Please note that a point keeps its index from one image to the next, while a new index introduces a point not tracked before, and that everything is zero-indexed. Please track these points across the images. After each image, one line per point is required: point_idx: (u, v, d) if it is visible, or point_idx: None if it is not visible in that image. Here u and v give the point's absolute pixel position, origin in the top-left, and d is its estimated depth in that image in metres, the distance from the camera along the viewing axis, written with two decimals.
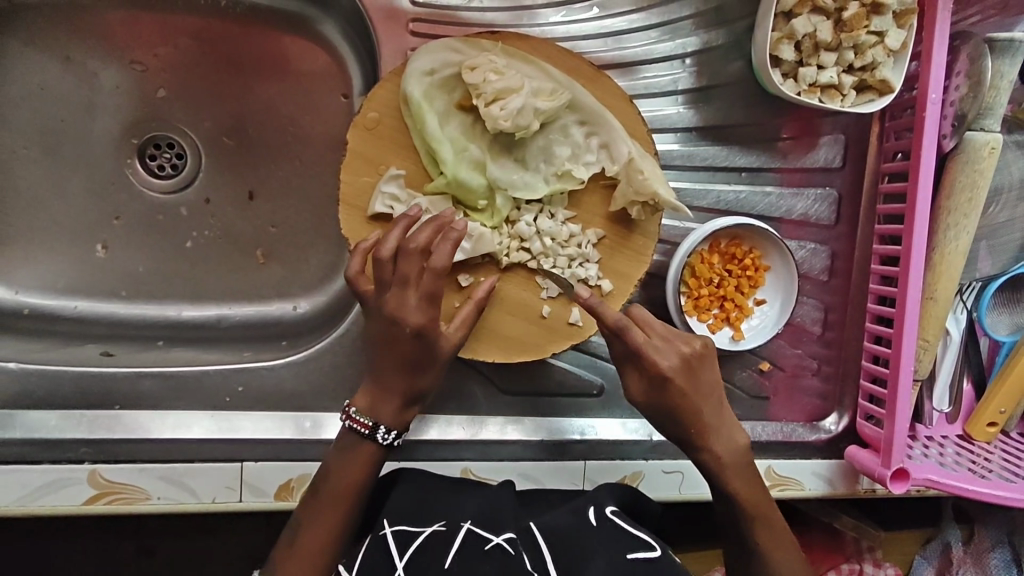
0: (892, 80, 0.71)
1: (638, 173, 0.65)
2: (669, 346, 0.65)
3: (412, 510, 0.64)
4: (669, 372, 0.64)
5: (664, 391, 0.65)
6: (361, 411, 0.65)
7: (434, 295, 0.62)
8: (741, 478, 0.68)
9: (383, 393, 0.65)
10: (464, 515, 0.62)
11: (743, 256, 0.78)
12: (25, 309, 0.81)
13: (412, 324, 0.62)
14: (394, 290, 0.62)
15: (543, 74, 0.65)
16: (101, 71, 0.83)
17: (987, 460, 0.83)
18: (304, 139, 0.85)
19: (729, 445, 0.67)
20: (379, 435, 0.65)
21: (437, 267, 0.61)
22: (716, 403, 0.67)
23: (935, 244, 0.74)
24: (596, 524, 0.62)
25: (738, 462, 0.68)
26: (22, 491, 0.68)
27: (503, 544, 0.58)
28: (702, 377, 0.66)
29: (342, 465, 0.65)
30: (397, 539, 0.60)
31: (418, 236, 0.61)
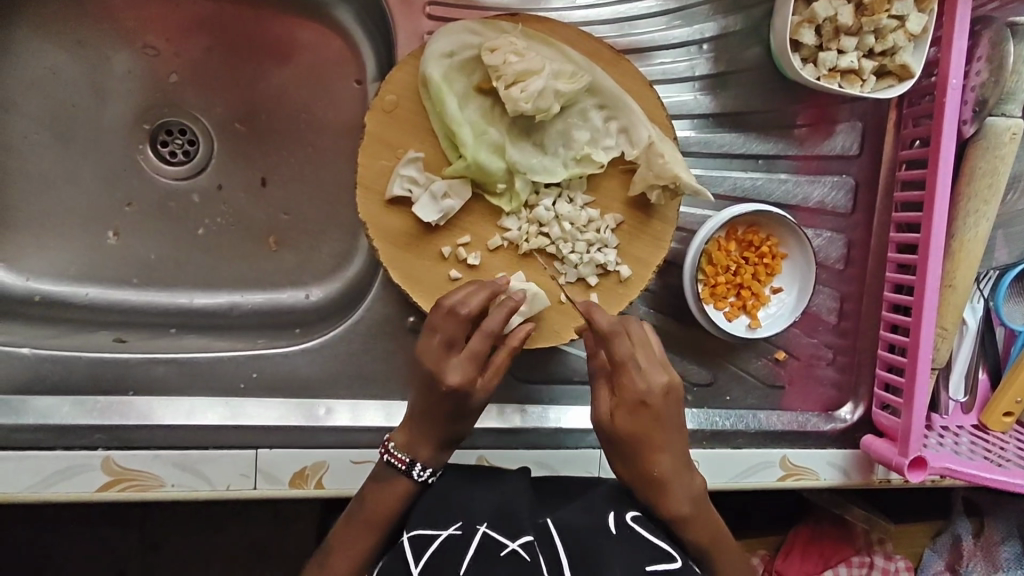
0: (913, 65, 0.70)
1: (658, 157, 0.65)
2: (649, 371, 0.63)
3: (432, 509, 0.63)
4: (644, 395, 0.61)
5: (632, 415, 0.62)
6: (398, 445, 0.66)
7: (478, 356, 0.62)
8: (703, 529, 0.64)
9: (422, 435, 0.65)
10: (480, 515, 0.60)
11: (761, 243, 0.78)
12: (36, 296, 0.80)
13: (449, 382, 0.61)
14: (434, 344, 0.62)
15: (563, 57, 0.65)
16: (114, 56, 0.82)
17: (1003, 449, 0.82)
18: (317, 126, 0.85)
19: (689, 497, 0.63)
20: (416, 473, 0.65)
21: (485, 330, 0.62)
22: (682, 449, 0.63)
23: (954, 230, 0.74)
24: (617, 531, 0.59)
25: (700, 515, 0.64)
26: (36, 478, 0.68)
27: (519, 551, 0.56)
28: (674, 415, 0.63)
29: (377, 494, 0.65)
30: (414, 546, 0.59)
31: (466, 300, 0.62)
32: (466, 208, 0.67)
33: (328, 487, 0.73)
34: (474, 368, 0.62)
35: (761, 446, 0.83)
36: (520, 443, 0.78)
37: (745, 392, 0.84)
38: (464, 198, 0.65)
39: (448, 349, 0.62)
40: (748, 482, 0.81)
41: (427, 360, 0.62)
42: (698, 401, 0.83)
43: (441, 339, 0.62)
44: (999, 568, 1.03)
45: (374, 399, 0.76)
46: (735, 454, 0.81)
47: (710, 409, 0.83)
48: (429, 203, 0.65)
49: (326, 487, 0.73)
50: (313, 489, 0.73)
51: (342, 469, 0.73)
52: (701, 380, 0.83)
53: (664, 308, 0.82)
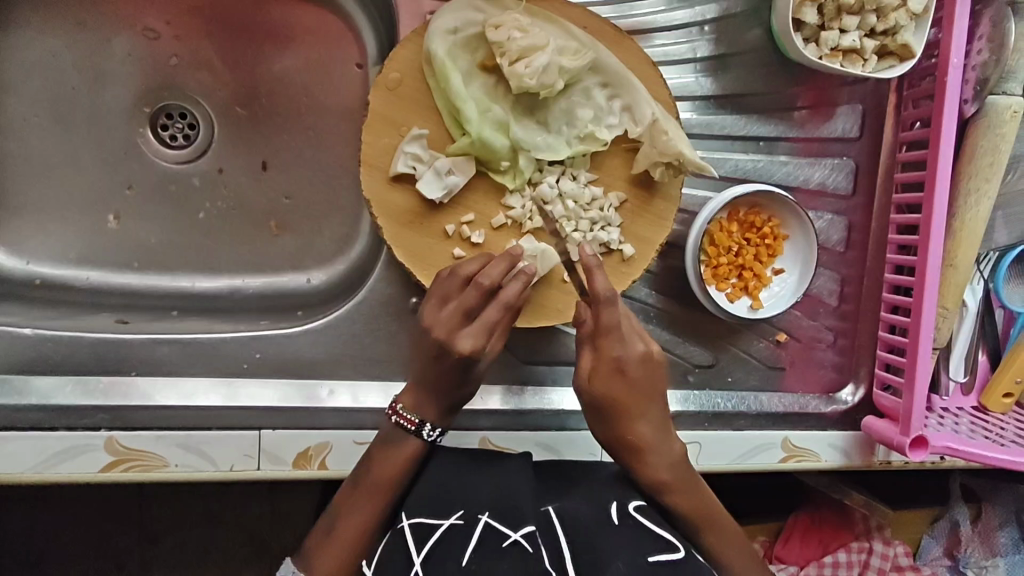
0: (913, 45, 0.71)
1: (661, 134, 0.65)
2: (630, 340, 0.64)
3: (434, 497, 0.64)
4: (622, 361, 0.63)
5: (610, 382, 0.64)
6: (407, 408, 0.67)
7: (493, 324, 0.62)
8: (685, 496, 0.66)
9: (427, 394, 0.66)
10: (480, 503, 0.62)
11: (762, 224, 0.78)
12: (35, 280, 0.80)
13: (462, 350, 0.61)
14: (446, 314, 0.62)
15: (567, 34, 0.65)
16: (114, 38, 0.82)
17: (1002, 429, 0.83)
18: (319, 109, 0.84)
19: (668, 463, 0.65)
20: (426, 432, 0.67)
21: (502, 301, 0.62)
22: (659, 413, 0.66)
23: (956, 210, 0.74)
24: (619, 522, 0.61)
25: (681, 479, 0.66)
26: (38, 458, 0.67)
27: (520, 541, 0.58)
28: (654, 382, 0.65)
29: (387, 455, 0.67)
30: (416, 534, 0.60)
31: (485, 271, 0.62)
32: (470, 186, 0.67)
33: (331, 469, 0.73)
34: (486, 337, 0.62)
35: (763, 427, 0.84)
36: (522, 424, 0.78)
37: (747, 374, 0.85)
38: (469, 175, 0.66)
39: (462, 318, 0.62)
40: (751, 463, 0.81)
41: (437, 329, 0.62)
42: (700, 383, 0.83)
43: (453, 308, 0.62)
44: (996, 553, 1.06)
45: (377, 381, 0.76)
46: (738, 436, 0.81)
47: (712, 391, 0.83)
48: (434, 180, 0.65)
49: (329, 468, 0.73)
50: (317, 470, 0.73)
51: (346, 450, 0.73)
52: (702, 362, 0.83)
53: (666, 291, 0.82)
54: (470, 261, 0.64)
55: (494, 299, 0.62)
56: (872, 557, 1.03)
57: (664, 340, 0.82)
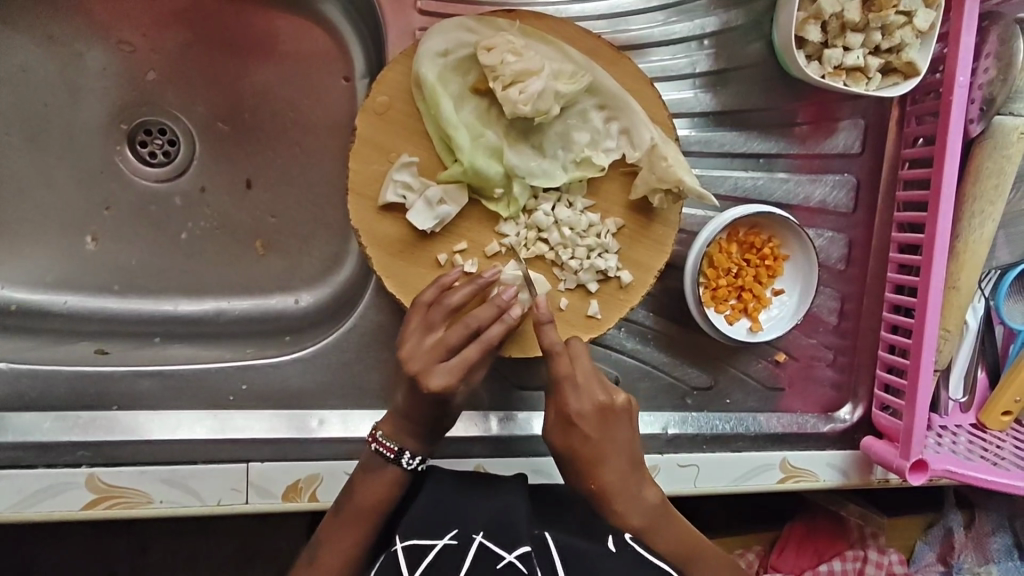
0: (918, 62, 0.69)
1: (660, 159, 0.63)
2: (586, 390, 0.62)
3: (425, 517, 0.62)
4: (575, 414, 0.62)
5: (568, 434, 0.62)
6: (387, 435, 0.66)
7: (471, 364, 0.60)
8: (665, 538, 0.64)
9: (407, 422, 0.65)
10: (475, 524, 0.60)
11: (762, 245, 0.76)
12: (11, 305, 0.77)
13: (435, 387, 0.59)
14: (427, 345, 0.60)
15: (563, 56, 0.63)
16: (88, 52, 0.79)
17: (1000, 448, 0.82)
18: (304, 124, 0.81)
19: (639, 507, 0.63)
20: (405, 460, 0.65)
21: (485, 342, 0.60)
22: (627, 461, 0.63)
23: (959, 232, 0.73)
24: (617, 550, 0.60)
25: (655, 520, 0.64)
26: (17, 497, 0.65)
27: (515, 563, 0.55)
28: (616, 431, 0.63)
29: (366, 483, 0.65)
30: (408, 555, 0.58)
31: (475, 313, 0.60)
32: (462, 214, 0.64)
33: (322, 501, 0.71)
34: (461, 376, 0.59)
35: (761, 448, 0.82)
36: (517, 451, 0.76)
37: (746, 394, 0.83)
38: (461, 204, 0.63)
39: (441, 354, 0.60)
40: (748, 485, 0.80)
41: (414, 360, 0.59)
42: (698, 405, 0.82)
43: (436, 342, 0.60)
44: (990, 561, 1.06)
45: (367, 409, 0.74)
46: (736, 457, 0.79)
47: (711, 413, 0.82)
48: (424, 210, 0.62)
49: (320, 500, 0.71)
50: (307, 503, 0.71)
51: (337, 482, 0.71)
52: (700, 383, 0.82)
53: (663, 312, 0.80)
54: (461, 289, 0.61)
55: (476, 338, 0.60)
56: (867, 566, 1.02)
57: (660, 362, 0.80)
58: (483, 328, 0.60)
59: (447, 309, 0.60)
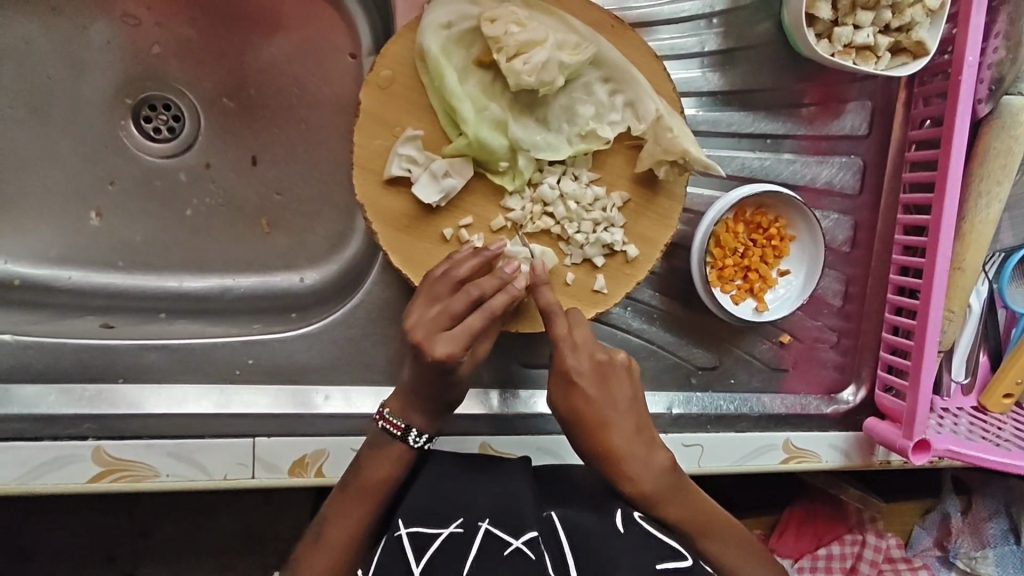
0: (928, 42, 0.69)
1: (666, 130, 0.63)
2: (585, 348, 0.63)
3: (428, 504, 0.62)
4: (575, 372, 0.62)
5: (571, 396, 0.62)
6: (394, 412, 0.65)
7: (474, 332, 0.59)
8: (678, 507, 0.64)
9: (413, 401, 0.64)
10: (481, 510, 0.61)
11: (768, 225, 0.76)
12: (15, 279, 0.77)
13: (438, 356, 0.59)
14: (431, 314, 0.60)
15: (567, 27, 0.62)
16: (92, 26, 0.78)
17: (1001, 429, 0.82)
18: (310, 101, 0.81)
19: (651, 474, 0.62)
20: (411, 437, 0.65)
21: (488, 310, 0.60)
22: (630, 420, 0.63)
23: (965, 213, 0.73)
24: (625, 530, 0.61)
25: (669, 489, 0.63)
26: (22, 470, 0.65)
27: (522, 549, 0.58)
28: (616, 388, 0.63)
29: (374, 461, 0.65)
30: (415, 543, 0.59)
31: (478, 282, 0.60)
32: (467, 188, 0.64)
33: (328, 477, 0.71)
34: (464, 345, 0.59)
35: (765, 429, 0.83)
36: (523, 429, 0.77)
37: (751, 375, 0.84)
38: (466, 177, 0.63)
39: (444, 322, 0.60)
40: (752, 465, 0.80)
41: (417, 330, 0.60)
42: (702, 385, 0.82)
43: (439, 311, 0.60)
44: (986, 545, 1.05)
45: (373, 385, 0.74)
46: (740, 437, 0.80)
47: (715, 393, 0.82)
48: (430, 184, 0.62)
49: (327, 476, 0.71)
50: (314, 478, 0.71)
51: (343, 458, 0.71)
52: (705, 363, 0.82)
53: (669, 291, 0.80)
54: (466, 261, 0.61)
55: (478, 306, 0.60)
56: (865, 550, 1.02)
57: (666, 342, 0.81)
58: (486, 297, 0.60)
59: (452, 280, 0.60)
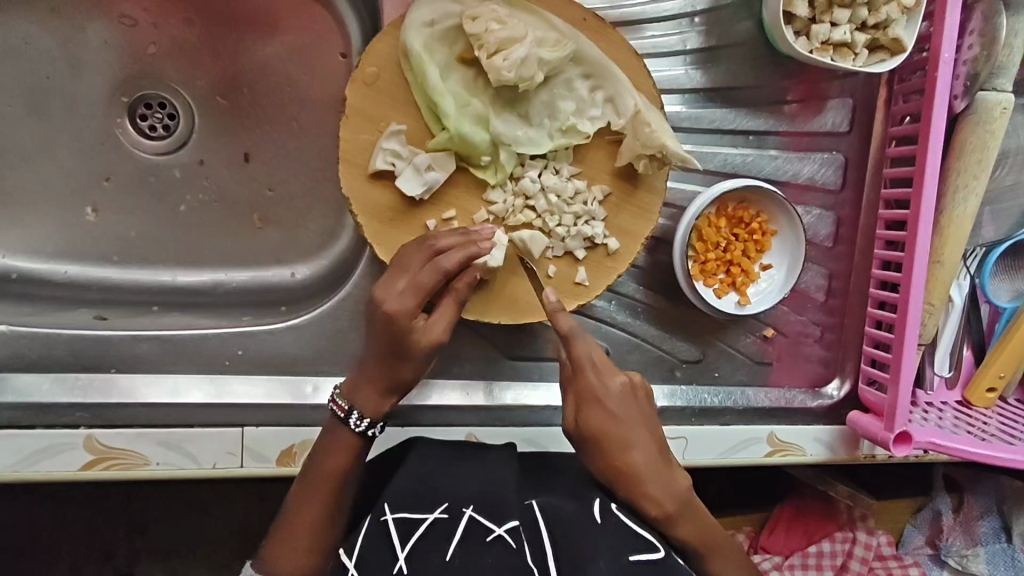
0: (904, 39, 0.71)
1: (644, 125, 0.64)
2: (606, 370, 0.65)
3: (414, 491, 0.64)
4: (599, 393, 0.64)
5: (596, 418, 0.64)
6: (342, 394, 0.66)
7: (424, 287, 0.61)
8: (688, 525, 0.66)
9: (365, 380, 0.65)
10: (466, 497, 0.63)
11: (751, 220, 0.77)
12: (13, 273, 0.79)
13: (387, 309, 0.61)
14: (389, 270, 0.62)
15: (547, 25, 0.64)
16: (89, 26, 0.80)
17: (985, 424, 0.83)
18: (301, 99, 0.82)
19: (670, 494, 0.64)
20: (354, 421, 0.65)
21: (438, 265, 0.61)
22: (652, 441, 0.65)
23: (943, 207, 0.74)
24: (602, 519, 0.61)
25: (683, 509, 0.65)
26: (16, 457, 0.66)
27: (504, 536, 0.59)
28: (638, 410, 0.65)
29: (329, 447, 0.66)
30: (400, 529, 0.60)
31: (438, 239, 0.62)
32: (450, 182, 0.66)
33: None
34: (415, 298, 0.61)
35: (749, 422, 0.84)
36: (509, 420, 0.78)
37: (735, 368, 0.85)
38: (449, 170, 0.65)
39: (398, 278, 0.62)
40: (736, 458, 0.81)
41: (375, 288, 0.62)
42: (687, 378, 0.83)
43: (396, 268, 0.62)
44: (977, 543, 1.05)
45: None
46: (725, 430, 0.81)
47: (699, 386, 0.83)
48: (413, 177, 0.64)
49: None
50: (302, 468, 0.72)
51: None
52: (690, 357, 0.83)
53: (654, 286, 0.81)
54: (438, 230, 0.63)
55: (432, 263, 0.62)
56: (855, 547, 1.01)
57: (650, 336, 0.82)
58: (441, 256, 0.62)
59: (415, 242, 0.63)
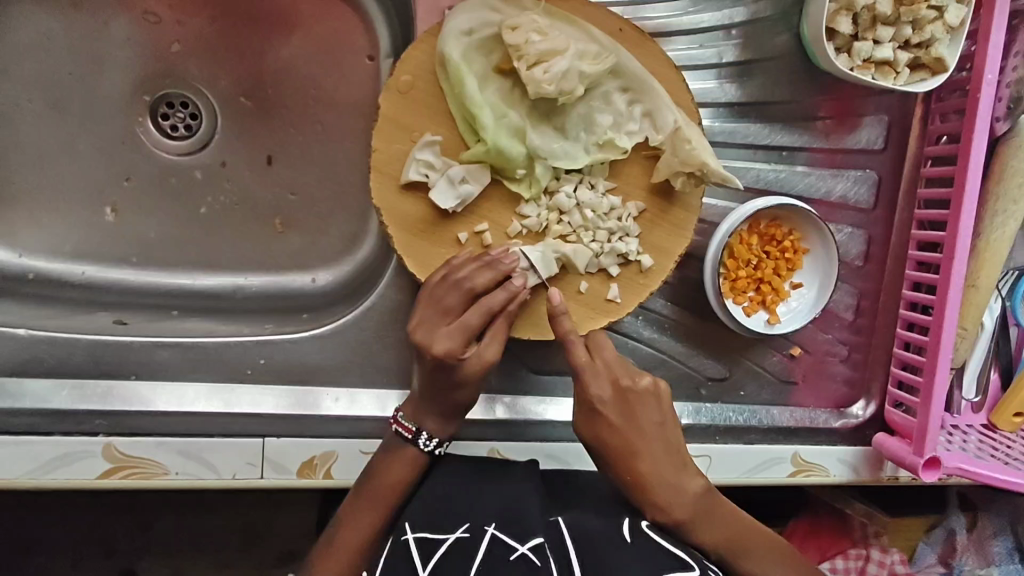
0: (947, 58, 0.70)
1: (684, 143, 0.63)
2: (607, 373, 0.63)
3: (437, 509, 0.63)
4: (599, 402, 0.62)
5: (598, 429, 0.63)
6: (407, 416, 0.66)
7: (471, 328, 0.61)
8: (710, 528, 0.65)
9: (425, 404, 0.65)
10: (486, 515, 0.61)
11: (783, 238, 0.76)
12: (29, 274, 0.77)
13: (438, 352, 0.60)
14: (429, 313, 0.61)
15: (588, 36, 0.63)
16: (113, 22, 0.78)
17: (1009, 448, 0.82)
18: (327, 102, 0.81)
19: (682, 498, 0.63)
20: (421, 441, 0.66)
21: (483, 305, 0.61)
22: (658, 447, 0.63)
23: (981, 230, 0.74)
24: (631, 539, 0.60)
25: (700, 512, 0.64)
26: (34, 465, 0.65)
27: (528, 555, 0.57)
28: (645, 415, 0.63)
29: (387, 463, 0.66)
30: (421, 548, 0.59)
31: (472, 277, 0.61)
32: (483, 195, 0.64)
33: (337, 478, 0.71)
34: (463, 340, 0.61)
35: (772, 441, 0.82)
36: (531, 436, 0.76)
37: (761, 387, 0.83)
38: (483, 184, 0.63)
39: (443, 319, 0.61)
40: (758, 478, 0.79)
41: (420, 328, 0.61)
42: (712, 396, 0.82)
43: (437, 308, 0.61)
44: (991, 563, 1.04)
45: (382, 389, 0.74)
46: (747, 449, 0.79)
47: (724, 404, 0.82)
48: (447, 190, 0.62)
49: (334, 477, 0.71)
50: (322, 479, 0.71)
51: (351, 460, 0.71)
52: (715, 374, 0.82)
53: (681, 302, 0.80)
54: (465, 263, 0.62)
55: (475, 303, 0.61)
56: (869, 565, 1.00)
57: (676, 352, 0.80)
58: (483, 293, 0.62)
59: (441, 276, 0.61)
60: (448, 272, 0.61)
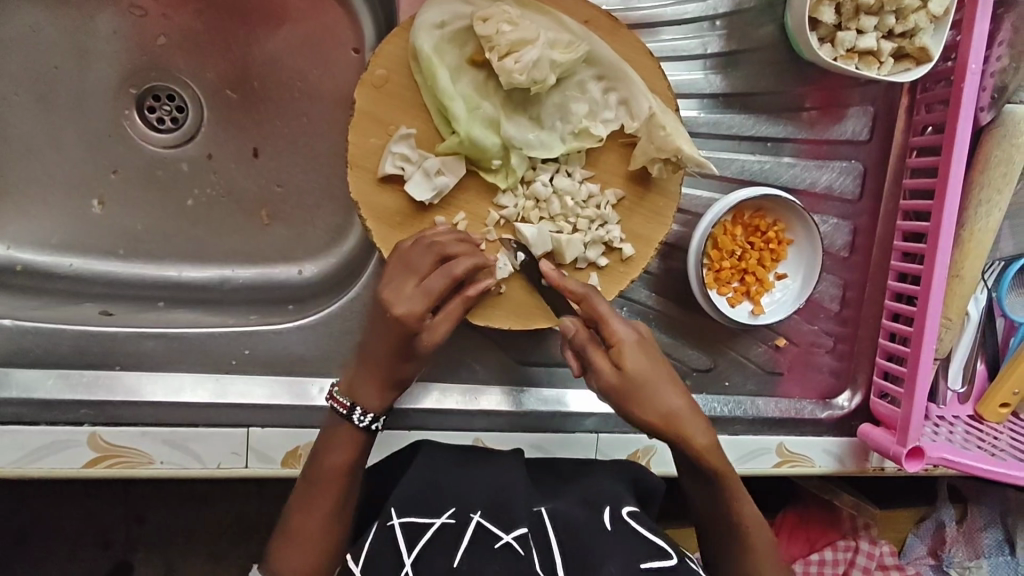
0: (931, 48, 0.70)
1: (659, 129, 0.63)
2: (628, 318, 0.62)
3: (422, 497, 0.62)
4: (629, 340, 0.60)
5: (630, 368, 0.60)
6: (343, 392, 0.65)
7: (434, 294, 0.59)
8: (723, 463, 0.64)
9: (367, 378, 0.64)
10: (474, 503, 0.61)
11: (767, 229, 0.76)
12: (17, 265, 0.78)
13: (399, 313, 0.59)
14: (397, 273, 0.60)
15: (559, 25, 0.63)
16: (99, 15, 0.78)
17: (996, 439, 0.82)
18: (312, 94, 0.81)
19: (703, 432, 0.62)
20: (355, 416, 0.64)
21: (449, 270, 0.60)
22: (680, 386, 0.62)
23: (965, 220, 0.74)
24: (612, 527, 0.60)
25: (715, 448, 0.63)
26: (20, 453, 0.66)
27: (513, 544, 0.57)
28: (662, 355, 0.62)
29: (329, 447, 0.64)
30: (406, 533, 0.58)
31: (443, 242, 0.61)
32: (461, 185, 0.65)
33: None
34: (425, 305, 0.59)
35: (758, 432, 0.82)
36: (515, 426, 0.77)
37: (746, 378, 0.83)
38: (458, 175, 0.63)
39: (410, 280, 0.60)
40: (744, 468, 0.80)
41: (384, 288, 0.60)
42: (697, 386, 0.82)
43: (405, 270, 0.60)
44: (980, 555, 1.04)
45: None
46: (732, 440, 0.80)
47: (710, 395, 0.82)
48: (423, 181, 0.63)
49: None
50: None
51: None
52: (700, 365, 0.82)
53: (666, 293, 0.80)
54: (443, 234, 0.62)
55: (442, 267, 0.60)
56: (858, 556, 1.00)
57: (661, 343, 0.80)
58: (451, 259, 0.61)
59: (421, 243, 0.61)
60: (417, 237, 0.61)
